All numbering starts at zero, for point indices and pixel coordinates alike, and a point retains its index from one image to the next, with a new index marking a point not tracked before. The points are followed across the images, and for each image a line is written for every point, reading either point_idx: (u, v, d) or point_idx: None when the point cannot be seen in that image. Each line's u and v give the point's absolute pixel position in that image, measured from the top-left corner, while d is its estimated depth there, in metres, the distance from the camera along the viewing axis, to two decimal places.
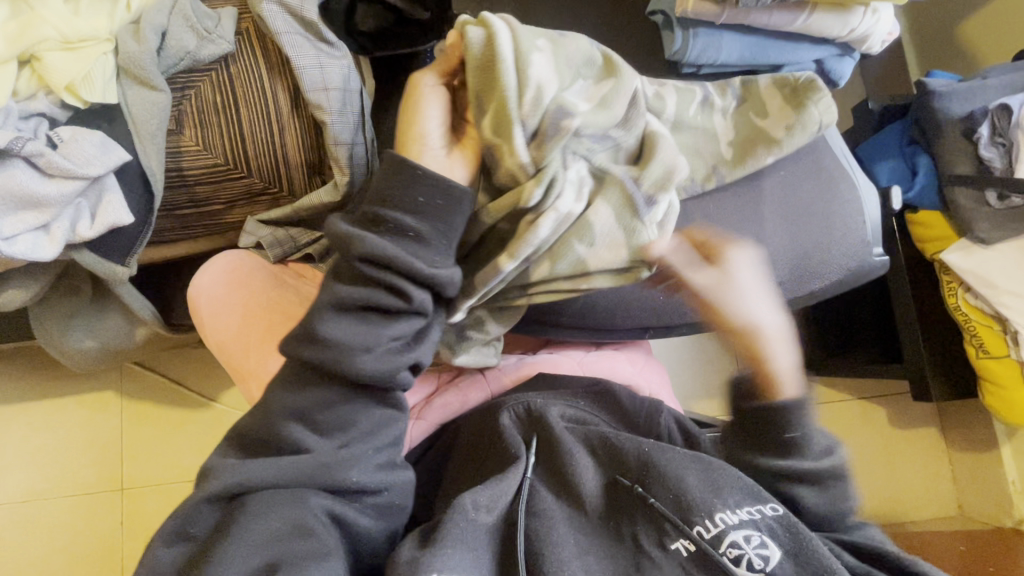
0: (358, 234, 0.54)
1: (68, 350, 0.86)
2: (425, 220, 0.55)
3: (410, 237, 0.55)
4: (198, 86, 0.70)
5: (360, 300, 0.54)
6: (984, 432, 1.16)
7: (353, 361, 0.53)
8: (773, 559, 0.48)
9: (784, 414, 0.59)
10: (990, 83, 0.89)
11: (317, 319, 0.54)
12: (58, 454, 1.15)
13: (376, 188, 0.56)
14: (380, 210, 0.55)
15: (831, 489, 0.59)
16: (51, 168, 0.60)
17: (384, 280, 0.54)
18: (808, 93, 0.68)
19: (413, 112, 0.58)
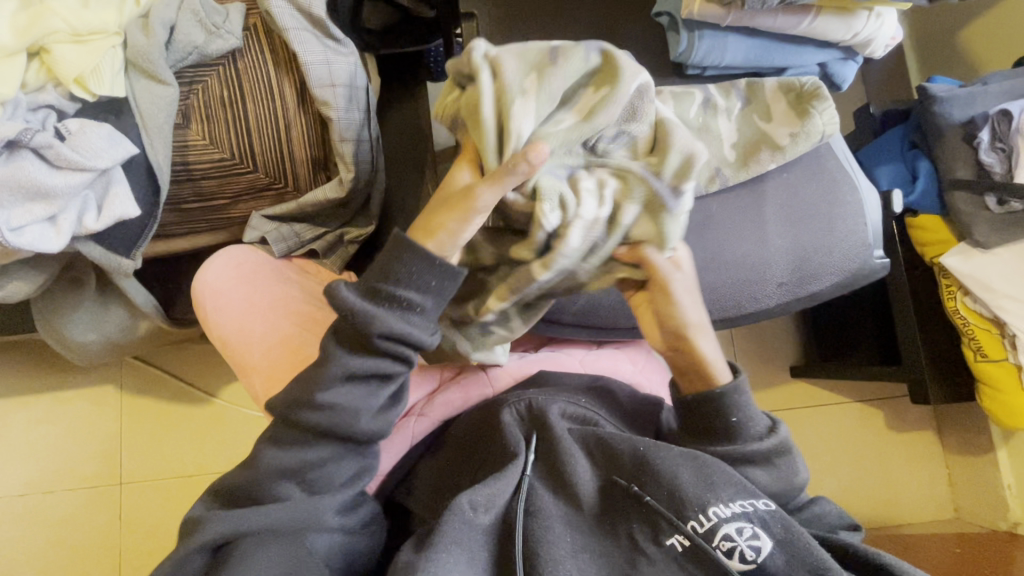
0: (369, 312, 0.53)
1: (70, 344, 0.86)
2: (427, 298, 0.54)
3: (416, 313, 0.54)
4: (206, 81, 0.71)
5: (365, 372, 0.54)
6: (981, 436, 1.16)
7: (356, 423, 0.55)
8: (765, 550, 0.48)
9: (718, 402, 0.58)
10: (991, 88, 0.89)
11: (317, 384, 0.55)
12: (57, 447, 1.15)
13: (382, 260, 0.54)
14: (382, 290, 0.53)
15: (782, 469, 0.59)
16: (59, 160, 0.60)
17: (389, 355, 0.55)
18: (812, 100, 0.69)
19: (456, 215, 0.53)
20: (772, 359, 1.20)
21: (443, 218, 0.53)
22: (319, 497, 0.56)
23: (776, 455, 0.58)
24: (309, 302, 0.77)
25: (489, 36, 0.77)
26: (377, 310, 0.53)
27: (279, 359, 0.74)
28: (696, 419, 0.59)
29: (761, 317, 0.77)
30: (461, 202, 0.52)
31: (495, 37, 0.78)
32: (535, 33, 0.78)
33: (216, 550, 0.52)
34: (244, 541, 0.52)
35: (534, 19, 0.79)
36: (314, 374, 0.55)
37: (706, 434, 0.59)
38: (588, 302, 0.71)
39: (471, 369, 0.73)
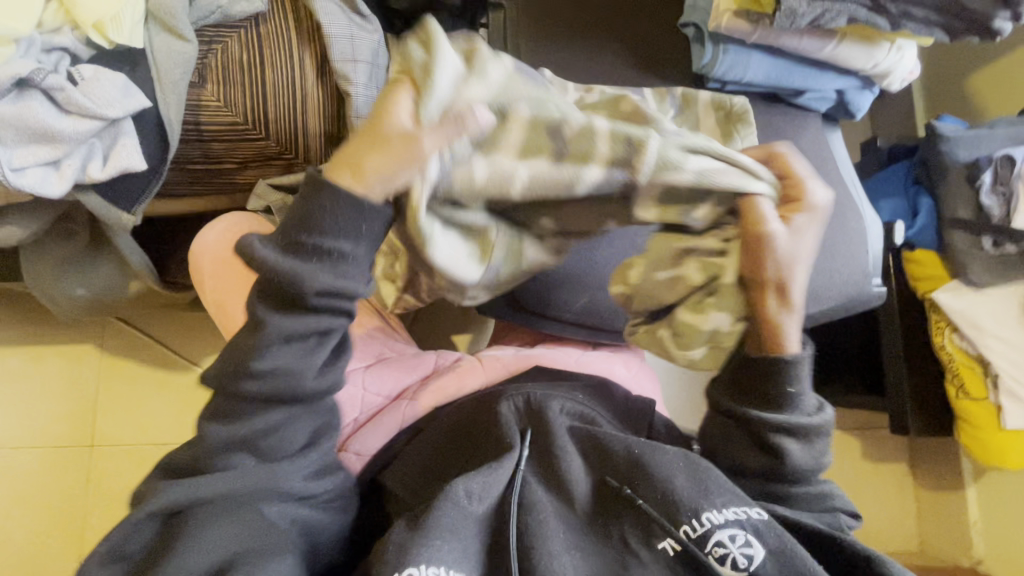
0: (283, 267, 0.49)
1: (56, 296, 0.84)
2: (355, 241, 0.49)
3: (346, 262, 0.49)
4: (226, 42, 0.70)
5: (297, 328, 0.51)
6: (954, 474, 1.19)
7: (298, 384, 0.52)
8: (758, 559, 0.47)
9: (785, 367, 0.56)
10: (996, 132, 0.91)
11: (249, 350, 0.51)
12: (32, 402, 1.12)
13: (296, 210, 0.49)
14: (301, 236, 0.49)
15: (815, 446, 0.59)
16: (69, 104, 0.59)
17: (317, 308, 0.50)
18: (737, 124, 0.69)
19: (386, 156, 0.46)
20: None
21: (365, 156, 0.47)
22: (274, 462, 0.54)
23: (817, 433, 0.58)
24: None
25: (515, 30, 0.78)
26: (297, 264, 0.49)
27: None
28: (754, 378, 0.58)
29: None
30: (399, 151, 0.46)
31: (522, 33, 0.78)
32: (562, 31, 0.78)
33: (169, 516, 0.51)
34: (197, 510, 0.51)
35: (561, 15, 0.79)
36: (251, 340, 0.52)
37: (757, 399, 0.58)
38: (590, 303, 0.72)
39: (467, 359, 0.74)
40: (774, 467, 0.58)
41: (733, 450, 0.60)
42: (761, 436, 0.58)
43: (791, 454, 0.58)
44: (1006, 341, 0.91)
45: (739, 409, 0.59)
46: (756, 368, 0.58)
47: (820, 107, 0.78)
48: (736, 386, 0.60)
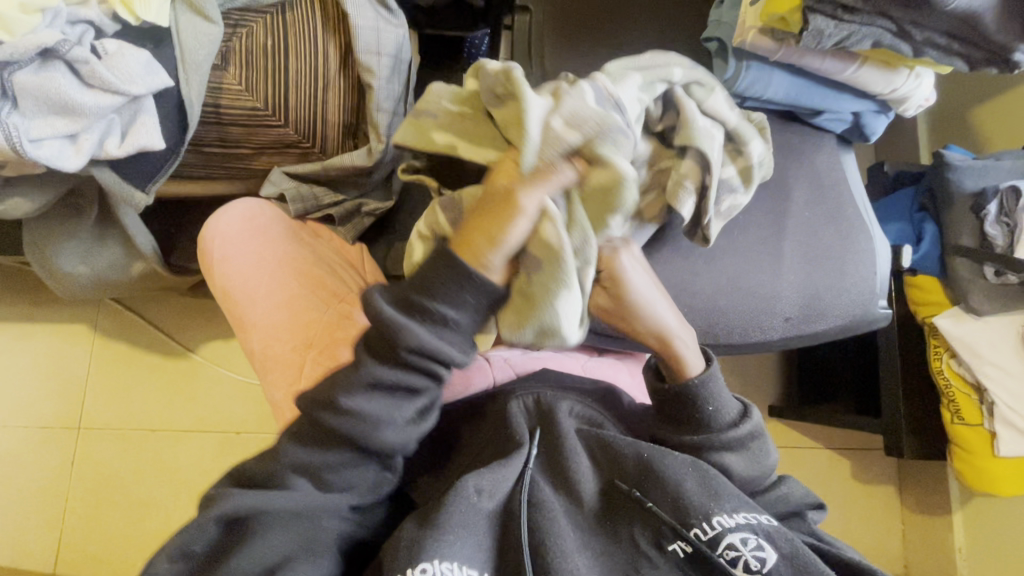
0: (397, 323, 0.48)
1: (58, 274, 0.83)
2: (469, 313, 0.49)
3: (451, 329, 0.49)
4: (251, 26, 0.70)
5: (393, 381, 0.50)
6: (941, 499, 1.20)
7: (376, 434, 0.51)
8: (771, 562, 0.47)
9: (695, 392, 0.56)
10: (1003, 164, 0.93)
11: (342, 386, 0.51)
12: (23, 379, 1.10)
13: (416, 269, 0.49)
14: (421, 298, 0.48)
15: (751, 451, 0.59)
16: (92, 78, 0.58)
17: (414, 367, 0.50)
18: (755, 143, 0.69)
19: (497, 218, 0.49)
20: (754, 395, 1.22)
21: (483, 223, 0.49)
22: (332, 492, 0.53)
23: (751, 440, 0.58)
24: (317, 265, 0.76)
25: (541, 34, 0.78)
26: (409, 323, 0.48)
27: (280, 320, 0.72)
28: (669, 409, 0.58)
29: (760, 348, 0.77)
30: (503, 208, 0.49)
31: (547, 36, 0.78)
32: (585, 38, 0.79)
33: (231, 522, 0.49)
34: (263, 518, 0.49)
35: (585, 22, 0.79)
36: (345, 376, 0.51)
37: (677, 424, 0.58)
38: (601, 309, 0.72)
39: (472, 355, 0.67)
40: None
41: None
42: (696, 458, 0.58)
43: (735, 470, 0.58)
44: (1004, 370, 0.92)
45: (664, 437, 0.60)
46: (673, 401, 0.57)
47: (836, 128, 0.79)
48: (662, 418, 0.60)
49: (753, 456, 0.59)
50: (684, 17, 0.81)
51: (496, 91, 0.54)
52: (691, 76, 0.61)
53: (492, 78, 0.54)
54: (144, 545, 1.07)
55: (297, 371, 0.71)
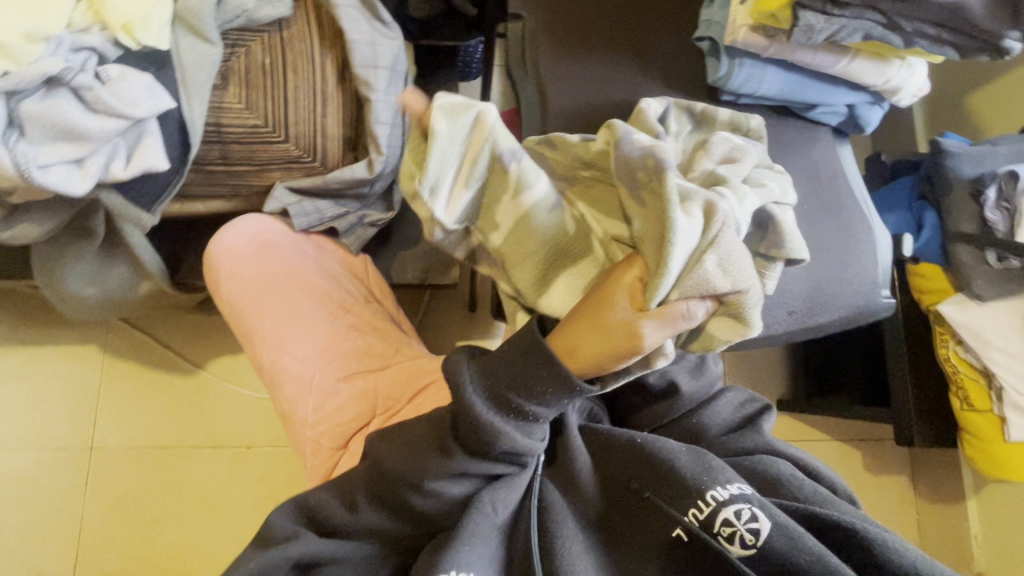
0: (490, 422, 0.50)
1: (67, 295, 0.84)
2: (552, 409, 0.51)
3: (536, 423, 0.51)
4: (249, 46, 0.71)
5: (480, 470, 0.52)
6: (955, 486, 1.20)
7: (459, 512, 0.53)
8: (766, 533, 0.45)
9: None
10: (999, 149, 0.93)
11: (429, 469, 0.51)
12: (35, 403, 1.11)
13: (512, 366, 0.50)
14: (516, 398, 0.50)
15: (692, 367, 0.64)
16: (98, 103, 0.59)
17: (500, 458, 0.52)
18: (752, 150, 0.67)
19: (610, 352, 0.47)
20: (762, 389, 1.22)
21: (588, 344, 0.48)
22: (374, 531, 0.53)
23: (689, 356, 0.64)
24: (323, 279, 0.77)
25: (534, 41, 0.79)
26: (507, 422, 0.50)
27: (290, 333, 0.73)
28: None
29: (767, 343, 0.78)
30: (620, 342, 0.47)
31: (542, 42, 0.79)
32: (578, 43, 0.79)
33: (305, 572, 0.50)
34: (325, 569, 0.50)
35: (577, 27, 0.80)
36: (427, 462, 0.51)
37: None
38: None
39: None
40: (671, 405, 0.63)
41: (637, 412, 0.64)
42: (645, 387, 0.64)
43: (681, 387, 0.62)
44: (1012, 354, 0.91)
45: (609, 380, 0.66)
46: None
47: (830, 121, 0.80)
48: None
49: (697, 371, 0.64)
50: (676, 17, 0.82)
51: (637, 177, 0.46)
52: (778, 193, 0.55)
53: (635, 159, 0.46)
54: (160, 562, 1.08)
55: (307, 385, 0.71)
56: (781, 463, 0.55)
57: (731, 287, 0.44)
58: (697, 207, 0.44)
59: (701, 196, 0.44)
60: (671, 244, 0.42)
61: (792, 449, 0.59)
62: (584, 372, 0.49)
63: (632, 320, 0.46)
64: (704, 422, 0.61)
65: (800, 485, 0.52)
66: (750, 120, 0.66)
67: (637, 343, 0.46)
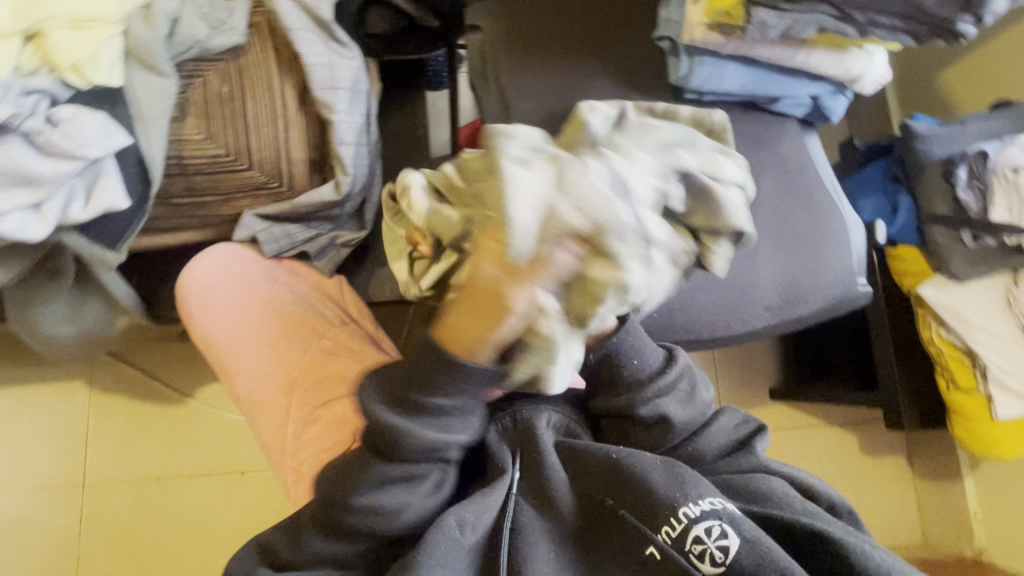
0: (396, 425, 0.52)
1: (43, 336, 0.83)
2: (456, 397, 0.51)
3: (446, 414, 0.52)
4: (206, 76, 0.71)
5: (402, 474, 0.54)
6: (952, 464, 1.20)
7: (398, 520, 0.54)
8: (734, 549, 0.47)
9: (617, 349, 0.60)
10: (968, 129, 0.94)
11: (353, 484, 0.54)
12: (22, 444, 1.10)
13: (408, 369, 0.52)
14: (414, 396, 0.51)
15: (685, 396, 0.61)
16: (49, 146, 0.59)
17: (419, 457, 0.53)
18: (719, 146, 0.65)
19: (489, 320, 0.45)
20: (754, 380, 1.22)
21: (470, 322, 0.46)
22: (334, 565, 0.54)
23: (680, 384, 0.61)
24: (296, 305, 0.77)
25: (495, 52, 0.79)
26: (410, 421, 0.52)
27: (266, 362, 0.74)
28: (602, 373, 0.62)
29: (747, 338, 0.78)
30: (492, 307, 0.44)
31: (502, 52, 0.79)
32: (539, 51, 0.79)
33: None
34: None
35: (537, 35, 0.80)
36: (352, 478, 0.54)
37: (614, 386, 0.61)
38: None
39: None
40: (664, 435, 0.60)
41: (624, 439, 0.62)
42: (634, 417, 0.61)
43: (674, 418, 0.59)
44: (991, 332, 0.91)
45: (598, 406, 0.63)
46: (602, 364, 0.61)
47: (795, 112, 0.80)
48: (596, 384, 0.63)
49: (689, 399, 0.61)
50: (635, 18, 0.82)
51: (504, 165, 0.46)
52: (704, 161, 0.54)
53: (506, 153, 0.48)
54: None
55: (285, 414, 0.72)
56: (772, 480, 0.56)
57: (590, 224, 0.40)
58: (541, 164, 0.42)
59: (545, 155, 0.43)
60: (503, 194, 0.40)
61: (787, 467, 0.59)
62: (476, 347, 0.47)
63: (493, 281, 0.43)
64: (699, 449, 0.59)
65: (790, 501, 0.53)
66: (713, 114, 0.64)
67: (508, 301, 0.43)
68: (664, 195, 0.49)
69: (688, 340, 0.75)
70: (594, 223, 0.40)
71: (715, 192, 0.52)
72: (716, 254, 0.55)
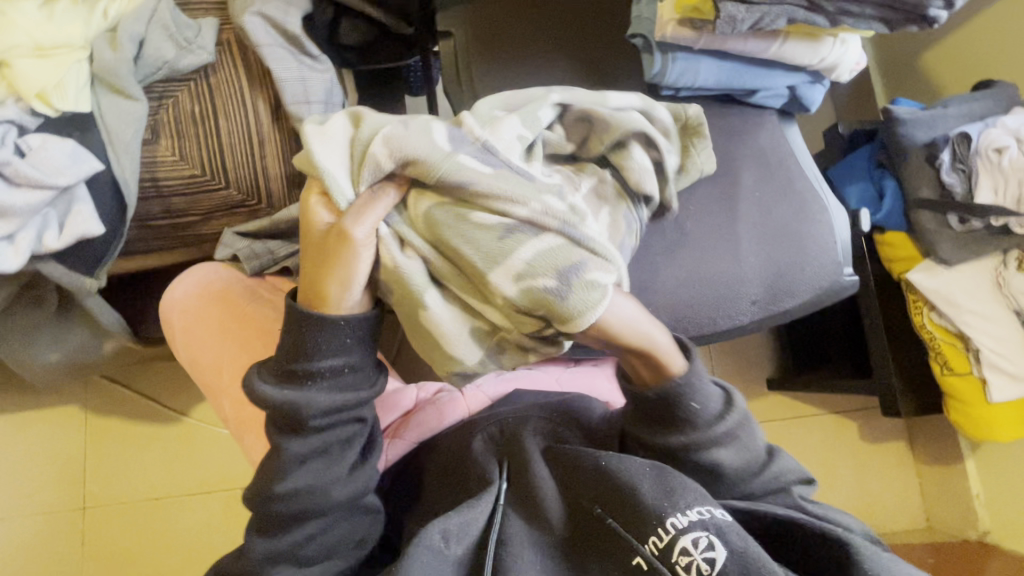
0: (290, 399, 0.54)
1: (29, 363, 0.83)
2: (341, 355, 0.54)
3: (336, 376, 0.55)
4: (176, 96, 0.70)
5: (314, 447, 0.56)
6: (950, 446, 1.20)
7: (326, 496, 0.57)
8: (721, 561, 0.46)
9: (677, 391, 0.56)
10: (950, 112, 0.93)
11: (275, 471, 0.56)
12: (17, 470, 1.10)
13: (284, 345, 0.55)
14: (299, 366, 0.54)
15: (740, 440, 0.58)
16: (18, 176, 0.58)
17: (320, 426, 0.56)
18: (693, 138, 0.70)
19: (341, 264, 0.50)
20: (750, 372, 1.22)
21: (327, 273, 0.51)
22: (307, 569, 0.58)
23: (739, 430, 0.58)
24: (276, 319, 0.74)
25: (467, 57, 0.78)
26: (300, 392, 0.54)
27: None
28: (656, 413, 0.57)
29: (734, 334, 0.77)
30: (335, 251, 0.50)
31: (474, 57, 0.79)
32: (511, 54, 0.79)
33: None
34: None
35: (509, 38, 0.79)
36: (271, 463, 0.57)
37: (666, 427, 0.57)
38: None
39: (448, 390, 0.72)
40: (713, 479, 0.58)
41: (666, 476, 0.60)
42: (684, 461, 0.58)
43: (726, 465, 0.57)
44: (982, 315, 0.91)
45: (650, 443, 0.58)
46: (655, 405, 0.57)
47: (774, 104, 0.79)
48: (643, 422, 0.59)
49: (743, 443, 0.58)
50: (608, 16, 0.81)
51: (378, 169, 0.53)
52: (592, 96, 0.59)
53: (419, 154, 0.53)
54: None
55: (270, 433, 0.71)
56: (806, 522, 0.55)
57: (403, 159, 0.48)
58: (335, 122, 0.50)
59: (353, 118, 0.51)
60: (313, 151, 0.48)
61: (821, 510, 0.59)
62: (340, 295, 0.53)
63: (334, 231, 0.49)
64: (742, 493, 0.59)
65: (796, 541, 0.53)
66: (657, 107, 0.64)
67: (352, 244, 0.49)
68: (531, 137, 0.54)
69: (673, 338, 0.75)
70: (416, 162, 0.48)
71: (598, 115, 0.58)
72: (632, 168, 0.60)
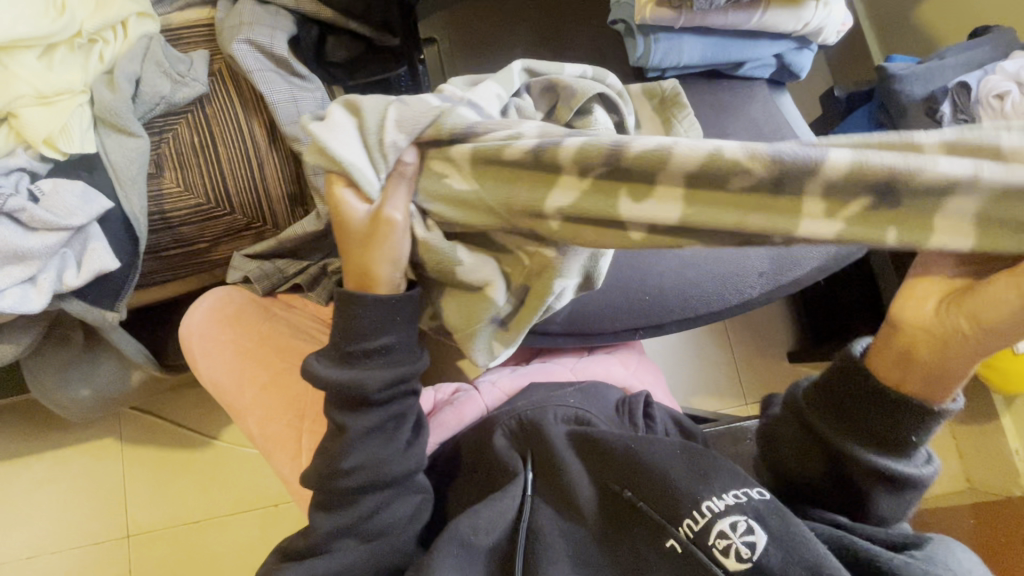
0: (347, 378, 0.55)
1: (62, 400, 0.86)
2: (389, 334, 0.56)
3: (388, 354, 0.56)
4: (176, 129, 0.72)
5: (375, 423, 0.57)
6: (982, 403, 1.17)
7: (386, 470, 0.58)
8: (761, 546, 0.47)
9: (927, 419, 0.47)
10: (946, 62, 0.91)
11: (337, 451, 0.57)
12: (62, 505, 1.14)
13: (337, 325, 0.56)
14: (352, 347, 0.55)
15: (911, 498, 0.52)
16: (33, 221, 0.61)
17: (374, 404, 0.57)
18: (672, 109, 0.67)
19: (382, 244, 0.51)
20: (767, 347, 1.21)
21: (370, 257, 0.52)
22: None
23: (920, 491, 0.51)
24: (294, 335, 0.77)
25: None
26: (356, 372, 0.56)
27: (272, 401, 0.74)
28: (873, 418, 0.49)
29: (747, 308, 0.77)
30: (378, 233, 0.51)
31: None
32: None
33: None
34: None
35: None
36: (334, 442, 0.58)
37: (866, 438, 0.50)
38: (573, 310, 0.71)
39: (465, 389, 0.74)
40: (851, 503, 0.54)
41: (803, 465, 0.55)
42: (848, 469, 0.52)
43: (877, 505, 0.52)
44: None
45: (844, 453, 0.52)
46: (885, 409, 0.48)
47: (761, 74, 0.79)
48: (849, 421, 0.51)
49: (909, 501, 0.52)
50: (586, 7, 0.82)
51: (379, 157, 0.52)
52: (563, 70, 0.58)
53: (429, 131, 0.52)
54: None
55: (296, 447, 0.72)
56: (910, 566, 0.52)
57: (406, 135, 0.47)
58: (333, 113, 0.49)
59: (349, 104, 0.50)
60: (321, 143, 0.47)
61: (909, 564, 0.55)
62: (384, 278, 0.54)
63: (376, 216, 0.50)
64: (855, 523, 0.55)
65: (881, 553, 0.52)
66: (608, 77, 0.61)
67: (393, 224, 0.50)
68: (507, 98, 0.54)
69: (681, 317, 0.75)
70: (423, 131, 0.48)
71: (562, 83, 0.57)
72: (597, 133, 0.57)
